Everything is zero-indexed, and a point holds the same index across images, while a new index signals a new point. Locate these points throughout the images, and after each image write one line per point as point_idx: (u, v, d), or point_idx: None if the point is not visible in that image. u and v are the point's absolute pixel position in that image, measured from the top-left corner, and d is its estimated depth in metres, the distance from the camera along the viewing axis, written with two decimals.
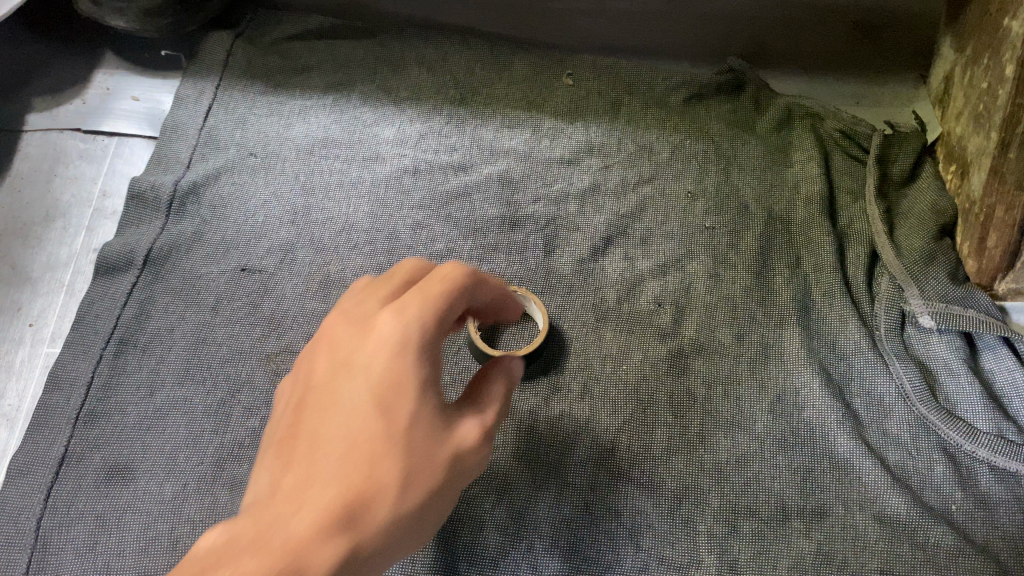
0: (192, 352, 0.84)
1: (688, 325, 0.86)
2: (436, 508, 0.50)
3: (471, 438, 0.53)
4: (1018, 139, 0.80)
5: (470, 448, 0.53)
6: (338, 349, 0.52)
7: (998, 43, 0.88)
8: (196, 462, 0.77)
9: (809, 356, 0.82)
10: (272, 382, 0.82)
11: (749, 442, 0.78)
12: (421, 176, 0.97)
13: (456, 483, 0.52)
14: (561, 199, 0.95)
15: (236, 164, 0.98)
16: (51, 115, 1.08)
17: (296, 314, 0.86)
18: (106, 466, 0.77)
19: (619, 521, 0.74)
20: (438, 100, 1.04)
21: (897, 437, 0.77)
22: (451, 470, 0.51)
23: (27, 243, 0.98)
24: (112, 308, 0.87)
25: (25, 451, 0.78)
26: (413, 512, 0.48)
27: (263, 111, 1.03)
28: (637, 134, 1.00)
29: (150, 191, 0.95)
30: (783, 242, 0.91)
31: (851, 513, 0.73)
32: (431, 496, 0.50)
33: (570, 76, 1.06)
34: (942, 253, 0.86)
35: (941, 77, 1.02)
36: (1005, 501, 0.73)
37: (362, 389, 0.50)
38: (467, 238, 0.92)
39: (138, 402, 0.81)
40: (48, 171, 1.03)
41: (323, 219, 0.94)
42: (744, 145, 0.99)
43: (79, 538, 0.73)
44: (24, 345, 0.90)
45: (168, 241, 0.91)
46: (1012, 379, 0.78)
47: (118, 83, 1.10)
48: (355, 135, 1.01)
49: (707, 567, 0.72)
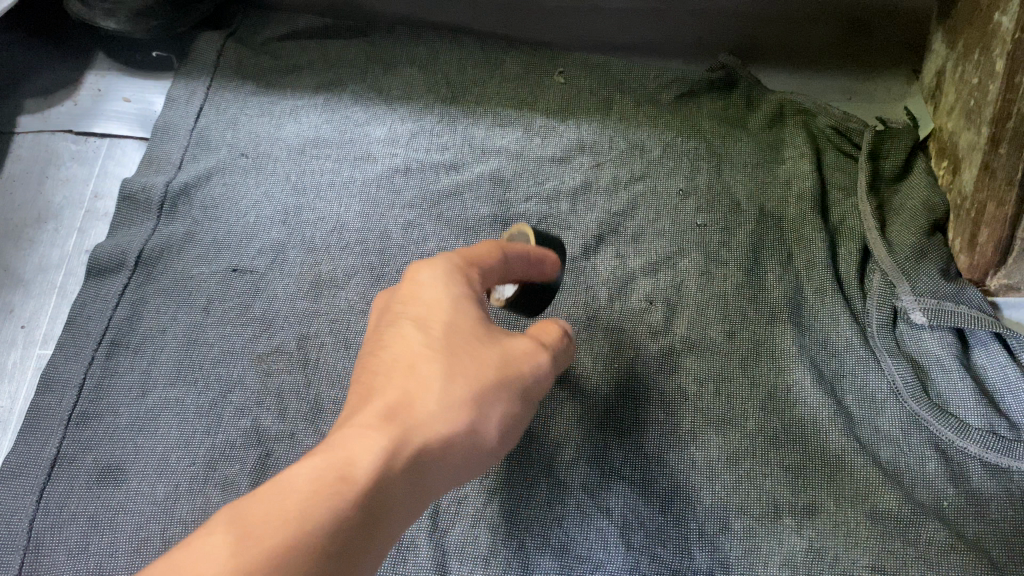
0: (184, 353, 0.84)
1: (680, 322, 0.85)
2: (506, 430, 0.57)
3: (537, 371, 0.60)
4: (1009, 135, 0.80)
5: (535, 371, 0.59)
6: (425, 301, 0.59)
7: (988, 38, 0.87)
8: (188, 462, 0.77)
9: (800, 352, 0.82)
10: (263, 383, 0.82)
11: (740, 439, 0.78)
12: (412, 175, 0.97)
13: (523, 404, 0.58)
14: (552, 198, 0.95)
15: (227, 165, 0.98)
16: (43, 117, 1.08)
17: (287, 314, 0.86)
18: (98, 466, 0.77)
19: (610, 519, 0.74)
20: (430, 99, 1.04)
21: (888, 433, 0.77)
22: (518, 393, 0.58)
23: (19, 245, 0.98)
24: (103, 309, 0.87)
25: (18, 452, 0.79)
26: (484, 423, 0.55)
27: (255, 111, 1.03)
28: (629, 132, 1.00)
29: (142, 192, 0.95)
30: (775, 239, 0.91)
31: (843, 510, 0.73)
32: (500, 414, 0.56)
33: (562, 74, 1.06)
34: (934, 249, 0.86)
35: (932, 73, 1.02)
36: (995, 496, 0.72)
37: (442, 327, 0.57)
38: (459, 237, 0.92)
39: (129, 403, 0.81)
40: (40, 173, 1.04)
41: (314, 219, 0.94)
42: (736, 142, 0.99)
43: (72, 539, 0.73)
44: (17, 347, 0.90)
45: (159, 242, 0.92)
46: (1005, 374, 0.78)
47: (109, 84, 1.10)
48: (347, 134, 1.00)
49: (698, 565, 0.72)
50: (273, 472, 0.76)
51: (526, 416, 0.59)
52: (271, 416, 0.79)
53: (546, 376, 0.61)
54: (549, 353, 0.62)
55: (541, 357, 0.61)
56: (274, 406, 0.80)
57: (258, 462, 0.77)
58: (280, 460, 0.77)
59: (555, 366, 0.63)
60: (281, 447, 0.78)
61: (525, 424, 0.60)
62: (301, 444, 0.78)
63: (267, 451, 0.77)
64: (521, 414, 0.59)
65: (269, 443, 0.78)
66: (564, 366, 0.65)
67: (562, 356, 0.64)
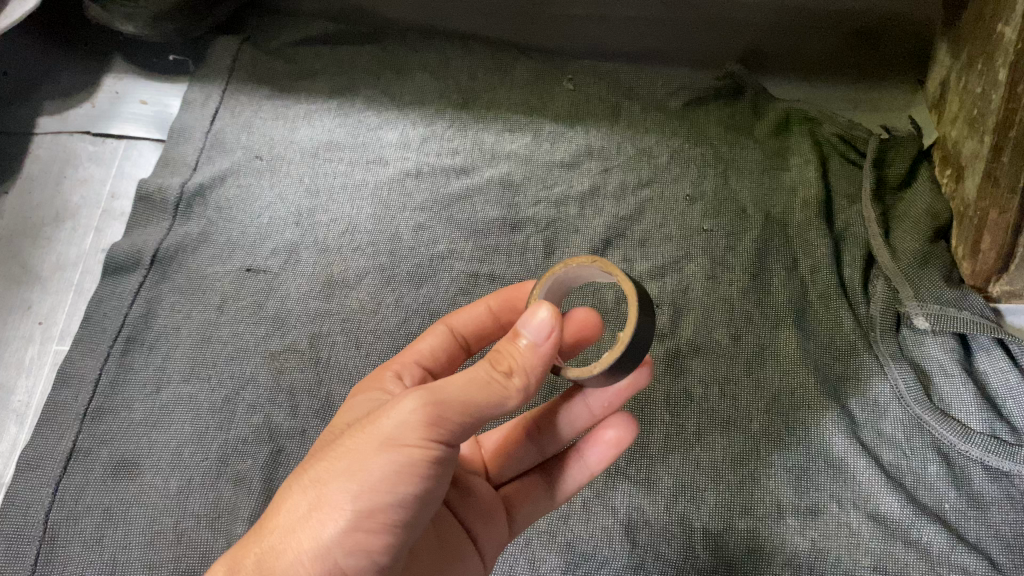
0: (198, 351, 0.85)
1: (686, 325, 0.87)
2: (364, 491, 0.50)
3: (400, 420, 0.51)
4: (1011, 144, 0.81)
5: (392, 421, 0.51)
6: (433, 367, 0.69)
7: (992, 48, 0.89)
8: (202, 457, 0.78)
9: (805, 356, 0.83)
10: (275, 380, 0.83)
11: (743, 440, 0.79)
12: (423, 179, 0.98)
13: (384, 459, 0.51)
14: (560, 202, 0.96)
15: (243, 166, 1.00)
16: (61, 117, 1.10)
17: (300, 313, 0.88)
18: (113, 460, 0.79)
19: (615, 518, 0.75)
20: (441, 105, 1.05)
21: (891, 436, 0.78)
22: (375, 448, 0.51)
23: (38, 243, 1.00)
24: (120, 306, 0.89)
25: (35, 445, 0.80)
26: (333, 493, 0.50)
27: (270, 115, 1.05)
28: (637, 139, 1.02)
29: (158, 192, 0.97)
30: (780, 244, 0.92)
31: (845, 510, 0.74)
32: (353, 477, 0.50)
33: (571, 81, 1.08)
34: (937, 255, 0.87)
35: (937, 83, 1.03)
36: (997, 500, 0.73)
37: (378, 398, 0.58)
38: (468, 240, 0.93)
39: (144, 399, 0.83)
40: (58, 173, 1.06)
41: (327, 220, 0.95)
42: (742, 149, 1.00)
43: (86, 531, 0.75)
44: (34, 342, 0.92)
45: (175, 241, 0.93)
46: (1006, 380, 0.78)
47: (126, 87, 1.12)
48: (359, 138, 1.02)
49: (703, 563, 0.73)
50: (284, 468, 0.77)
51: (391, 472, 0.50)
52: (283, 412, 0.81)
53: (420, 421, 0.51)
54: (426, 392, 0.52)
55: (407, 401, 0.52)
56: (286, 403, 0.81)
57: (269, 457, 0.78)
58: (290, 456, 0.78)
59: (441, 406, 0.52)
60: (293, 442, 0.79)
61: (408, 478, 0.51)
62: (312, 441, 0.79)
63: (279, 447, 0.79)
64: (388, 469, 0.50)
65: (281, 439, 0.79)
66: (493, 396, 0.53)
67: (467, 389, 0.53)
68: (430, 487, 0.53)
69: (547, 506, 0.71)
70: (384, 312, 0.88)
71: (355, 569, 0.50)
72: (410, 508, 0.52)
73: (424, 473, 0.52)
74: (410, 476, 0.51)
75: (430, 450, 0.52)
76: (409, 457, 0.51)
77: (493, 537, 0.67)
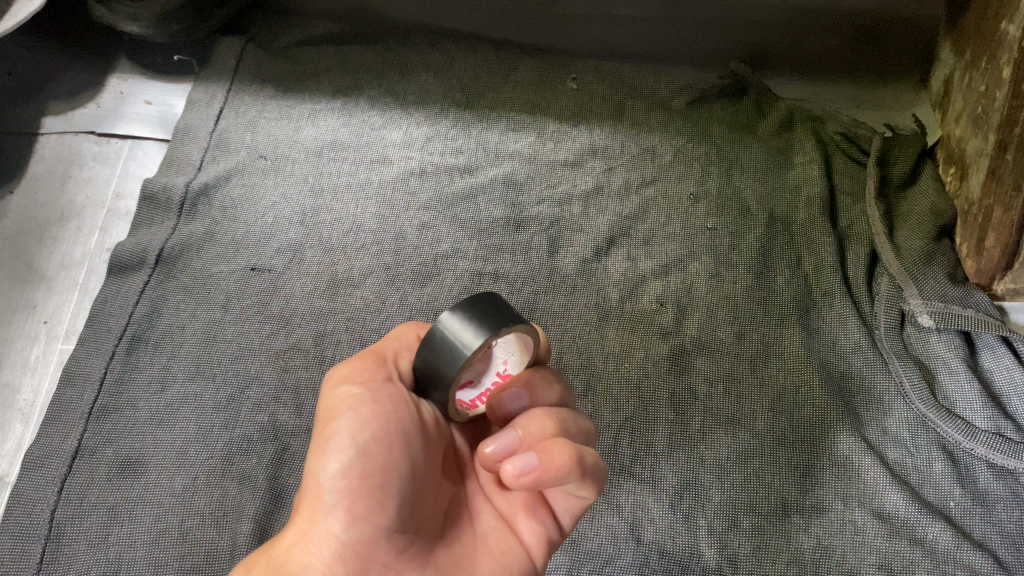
0: (203, 349, 0.86)
1: (690, 323, 0.87)
2: (331, 455, 0.50)
3: (340, 386, 0.54)
4: (1016, 141, 0.81)
5: (337, 395, 0.53)
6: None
7: (995, 46, 0.89)
8: (207, 456, 0.79)
9: (809, 354, 0.83)
10: (280, 379, 0.83)
11: (749, 438, 0.79)
12: (427, 178, 0.99)
13: (334, 420, 0.52)
14: (564, 201, 0.96)
15: (247, 166, 1.00)
16: (66, 118, 1.10)
17: (304, 312, 0.88)
18: (118, 459, 0.79)
19: (620, 516, 0.75)
20: (445, 104, 1.06)
21: (896, 434, 0.78)
22: (327, 417, 0.53)
23: (43, 243, 1.00)
24: (125, 305, 0.89)
25: (40, 443, 0.80)
26: (309, 474, 0.51)
27: (274, 115, 1.05)
28: (640, 138, 1.02)
29: (162, 192, 0.97)
30: (784, 243, 0.92)
31: (849, 508, 0.74)
32: (317, 447, 0.51)
33: (574, 80, 1.08)
34: (941, 253, 0.87)
35: (941, 81, 1.03)
36: (1002, 497, 0.73)
37: None
38: (472, 239, 0.94)
39: (149, 398, 0.83)
40: (63, 173, 1.06)
41: (331, 220, 0.95)
42: (746, 147, 1.00)
43: (92, 529, 0.75)
44: (40, 342, 0.92)
45: (179, 241, 0.94)
46: (1011, 377, 0.78)
47: (131, 87, 1.13)
48: (363, 138, 1.02)
49: (707, 561, 0.72)
50: (289, 466, 0.78)
51: (346, 427, 0.51)
52: (288, 411, 0.81)
53: (355, 378, 0.54)
54: (352, 362, 0.56)
55: (341, 371, 0.55)
56: (291, 402, 0.82)
57: (274, 456, 0.78)
58: (295, 454, 0.78)
59: (368, 366, 0.55)
60: (297, 441, 0.79)
61: (365, 428, 0.51)
62: None
63: (284, 445, 0.79)
64: (340, 426, 0.51)
65: (286, 437, 0.79)
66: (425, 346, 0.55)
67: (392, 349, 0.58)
68: (394, 434, 0.52)
69: (583, 502, 0.58)
70: (388, 311, 0.88)
71: (361, 538, 0.49)
72: (391, 461, 0.51)
73: (379, 419, 0.52)
74: (371, 430, 0.51)
75: (381, 402, 0.53)
76: (358, 408, 0.52)
77: (531, 528, 0.58)
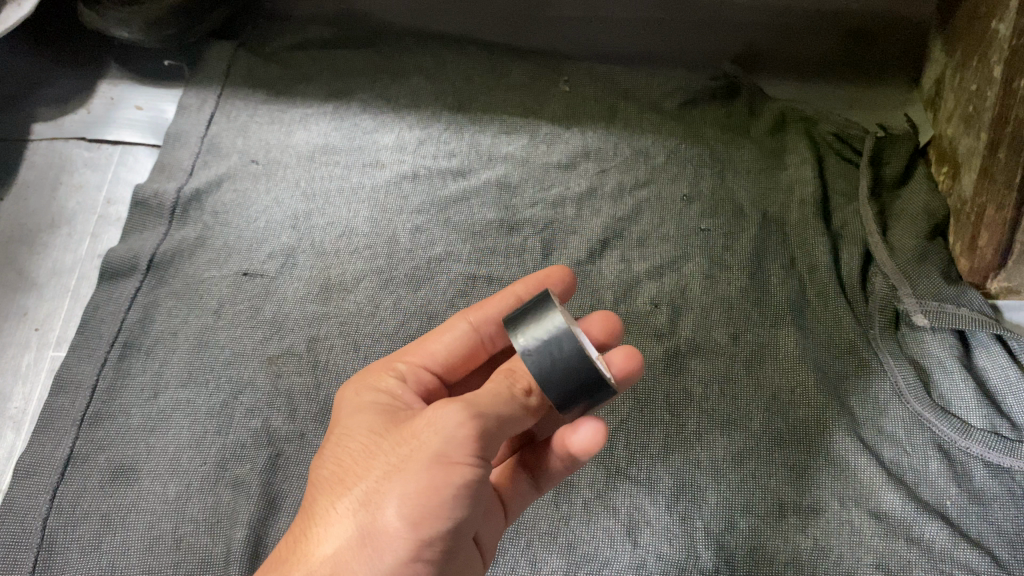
0: (195, 356, 0.85)
1: (684, 325, 0.86)
2: (414, 513, 0.50)
3: (449, 432, 0.51)
4: (1007, 139, 0.81)
5: (440, 439, 0.51)
6: (437, 366, 0.67)
7: (986, 45, 0.89)
8: (200, 462, 0.78)
9: (805, 353, 0.83)
10: (273, 385, 0.83)
11: (745, 439, 0.78)
12: (420, 181, 0.98)
13: (426, 480, 0.50)
14: (557, 203, 0.96)
15: (239, 171, 1.00)
16: (56, 124, 1.10)
17: (297, 317, 0.88)
18: (110, 466, 0.78)
19: (617, 519, 0.75)
20: (437, 108, 1.05)
21: (891, 433, 0.78)
22: (423, 465, 0.50)
23: (34, 249, 0.99)
24: (116, 312, 0.88)
25: (31, 452, 0.79)
26: (383, 518, 0.50)
27: (265, 119, 1.05)
28: (633, 139, 1.02)
29: (154, 198, 0.96)
30: (778, 244, 0.92)
31: (846, 508, 0.73)
32: (398, 501, 0.50)
33: (567, 83, 1.08)
34: (935, 252, 0.87)
35: (932, 81, 1.04)
36: (999, 496, 0.72)
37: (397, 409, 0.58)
38: (466, 242, 0.93)
39: (141, 404, 0.82)
40: (54, 179, 1.05)
41: (324, 224, 0.95)
42: (738, 149, 1.00)
43: (83, 538, 0.74)
44: (31, 349, 0.92)
45: (171, 247, 0.93)
46: (1006, 377, 0.77)
47: (122, 93, 1.12)
48: (356, 142, 1.02)
49: (704, 563, 0.72)
50: (283, 471, 0.77)
51: (443, 491, 0.50)
52: (281, 417, 0.80)
53: (463, 429, 0.51)
54: (467, 405, 0.52)
55: (450, 411, 0.52)
56: (284, 407, 0.81)
57: (268, 462, 0.77)
58: (289, 459, 0.78)
59: (485, 421, 0.52)
60: (291, 447, 0.78)
61: (454, 497, 0.51)
62: (311, 444, 0.78)
63: (277, 451, 0.78)
64: (427, 486, 0.50)
65: (279, 443, 0.79)
66: (516, 411, 0.55)
67: (500, 413, 0.54)
68: (478, 506, 0.52)
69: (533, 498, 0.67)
70: (382, 315, 0.87)
71: None
72: (462, 530, 0.52)
73: (469, 490, 0.51)
74: (465, 498, 0.51)
75: (476, 467, 0.51)
76: (467, 478, 0.51)
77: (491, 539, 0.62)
